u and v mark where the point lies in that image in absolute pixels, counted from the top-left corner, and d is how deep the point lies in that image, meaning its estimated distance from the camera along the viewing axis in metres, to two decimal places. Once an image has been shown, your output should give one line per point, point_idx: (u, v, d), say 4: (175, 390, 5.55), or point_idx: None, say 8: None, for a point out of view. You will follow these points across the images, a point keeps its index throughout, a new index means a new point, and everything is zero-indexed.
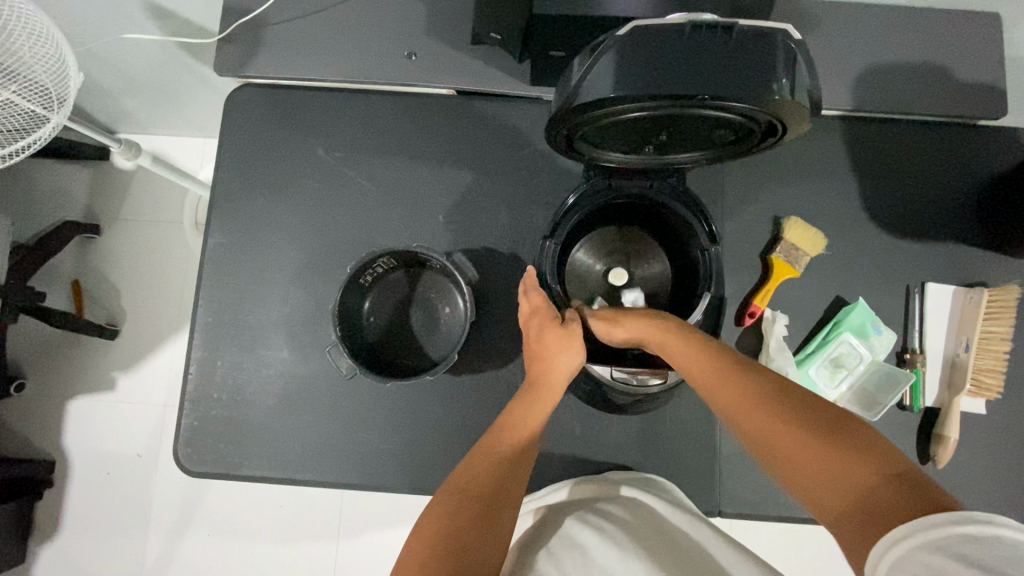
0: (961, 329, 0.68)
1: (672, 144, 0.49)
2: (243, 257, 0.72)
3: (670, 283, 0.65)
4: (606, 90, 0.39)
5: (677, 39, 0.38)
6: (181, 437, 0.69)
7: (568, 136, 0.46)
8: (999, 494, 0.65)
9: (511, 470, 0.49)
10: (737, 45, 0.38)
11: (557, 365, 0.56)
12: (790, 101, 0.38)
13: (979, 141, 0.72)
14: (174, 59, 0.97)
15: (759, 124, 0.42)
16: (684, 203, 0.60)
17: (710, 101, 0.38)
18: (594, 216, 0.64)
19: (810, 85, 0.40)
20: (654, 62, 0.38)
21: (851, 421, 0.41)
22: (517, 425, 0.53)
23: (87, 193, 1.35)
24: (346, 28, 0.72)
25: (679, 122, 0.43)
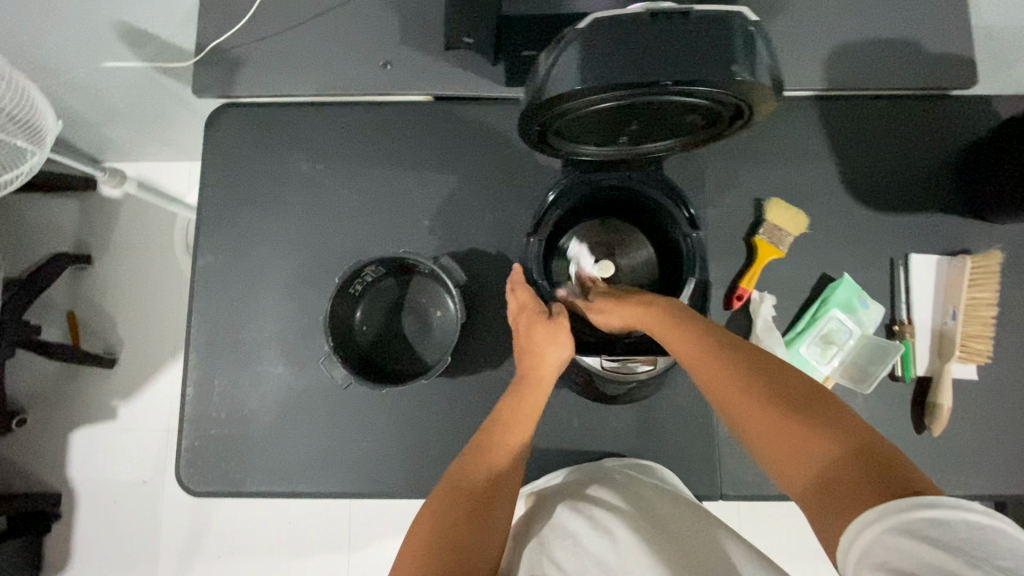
0: (947, 297, 0.69)
1: (645, 133, 0.49)
2: (232, 275, 0.73)
3: (657, 270, 0.64)
4: (572, 82, 0.39)
5: (640, 26, 0.38)
6: (183, 458, 0.69)
7: (542, 130, 0.47)
8: (995, 456, 0.66)
9: (506, 466, 0.50)
10: (698, 29, 0.38)
11: (546, 360, 0.56)
12: (754, 81, 0.39)
13: (953, 111, 0.73)
14: (154, 85, 0.97)
15: (727, 107, 0.43)
16: (663, 191, 0.60)
17: (675, 85, 0.38)
18: (576, 210, 0.65)
19: (772, 65, 0.41)
20: (618, 52, 0.38)
21: (821, 399, 0.42)
22: (510, 422, 0.54)
23: (76, 223, 1.35)
24: (320, 42, 0.73)
25: (649, 109, 0.44)
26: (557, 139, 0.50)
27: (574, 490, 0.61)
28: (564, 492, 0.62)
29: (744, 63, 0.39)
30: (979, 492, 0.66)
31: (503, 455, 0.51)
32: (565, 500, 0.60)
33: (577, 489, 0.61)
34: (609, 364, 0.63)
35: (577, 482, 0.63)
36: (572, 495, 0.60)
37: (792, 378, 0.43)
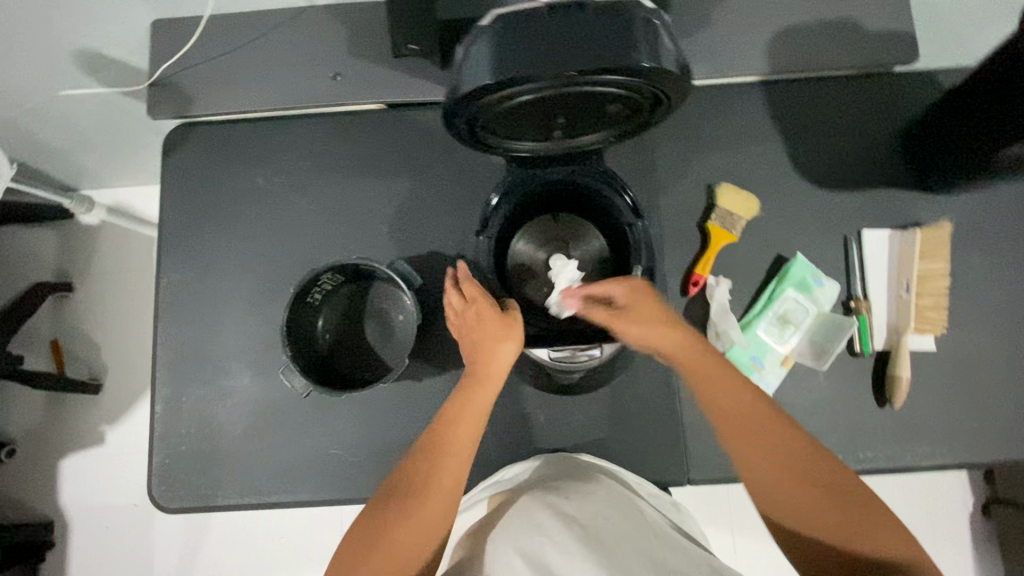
0: (900, 271, 0.69)
1: (574, 125, 0.50)
2: (196, 292, 0.74)
3: (610, 259, 0.65)
4: (483, 77, 0.40)
5: (544, 20, 0.39)
6: (155, 476, 0.70)
7: (469, 128, 0.47)
8: (957, 425, 0.67)
9: (446, 463, 0.53)
10: (600, 20, 0.39)
11: (495, 363, 0.57)
12: (659, 68, 0.40)
13: (897, 87, 0.74)
14: (117, 110, 0.98)
15: (644, 95, 0.44)
16: (606, 183, 0.61)
17: (582, 75, 0.39)
18: (524, 206, 0.65)
19: (679, 51, 0.42)
20: (525, 46, 0.39)
21: (845, 479, 0.52)
22: (453, 425, 0.55)
23: (56, 252, 1.36)
24: (269, 58, 0.74)
25: (568, 101, 0.44)
26: (489, 135, 0.51)
27: (546, 480, 0.62)
28: (537, 480, 0.63)
29: (651, 51, 0.40)
30: (943, 462, 0.66)
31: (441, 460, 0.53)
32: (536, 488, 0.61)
33: (549, 478, 0.62)
34: (556, 356, 0.63)
35: (553, 471, 0.64)
36: (543, 483, 0.61)
37: (823, 459, 0.52)
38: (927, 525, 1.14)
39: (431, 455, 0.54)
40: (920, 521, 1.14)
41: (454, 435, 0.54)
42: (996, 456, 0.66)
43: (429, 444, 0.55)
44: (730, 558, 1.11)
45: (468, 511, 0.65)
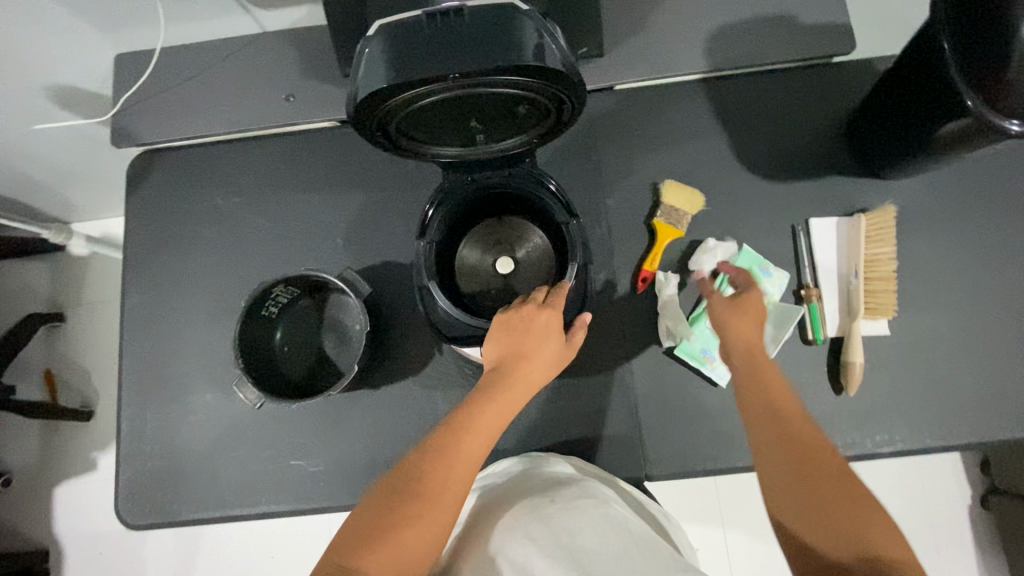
0: (849, 257, 0.70)
1: (490, 127, 0.54)
2: (159, 311, 0.76)
3: (553, 256, 0.67)
4: (381, 80, 0.45)
5: (433, 29, 0.44)
6: (121, 493, 0.71)
7: (386, 133, 0.52)
8: (913, 409, 0.66)
9: (457, 468, 0.50)
10: (484, 28, 0.44)
11: (535, 368, 0.56)
12: (542, 66, 0.44)
13: (837, 78, 0.75)
14: (93, 141, 1.02)
15: (539, 93, 0.48)
16: (541, 184, 0.63)
17: (469, 76, 0.44)
18: (466, 212, 0.67)
19: (567, 54, 0.46)
20: (416, 53, 0.44)
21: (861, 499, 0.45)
22: (472, 428, 0.52)
23: (48, 284, 1.40)
24: (225, 83, 0.77)
25: (473, 104, 0.49)
26: (411, 141, 0.55)
27: (539, 489, 0.58)
28: (521, 492, 0.59)
29: (533, 50, 0.45)
30: (903, 448, 0.66)
31: (455, 469, 0.50)
32: (517, 503, 0.57)
33: (542, 490, 0.58)
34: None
35: (541, 479, 0.61)
36: (534, 495, 0.57)
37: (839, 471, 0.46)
38: (925, 518, 1.10)
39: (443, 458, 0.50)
40: (918, 513, 1.10)
41: (474, 442, 0.52)
42: (955, 438, 0.66)
43: (445, 446, 0.51)
44: (718, 558, 1.09)
45: None
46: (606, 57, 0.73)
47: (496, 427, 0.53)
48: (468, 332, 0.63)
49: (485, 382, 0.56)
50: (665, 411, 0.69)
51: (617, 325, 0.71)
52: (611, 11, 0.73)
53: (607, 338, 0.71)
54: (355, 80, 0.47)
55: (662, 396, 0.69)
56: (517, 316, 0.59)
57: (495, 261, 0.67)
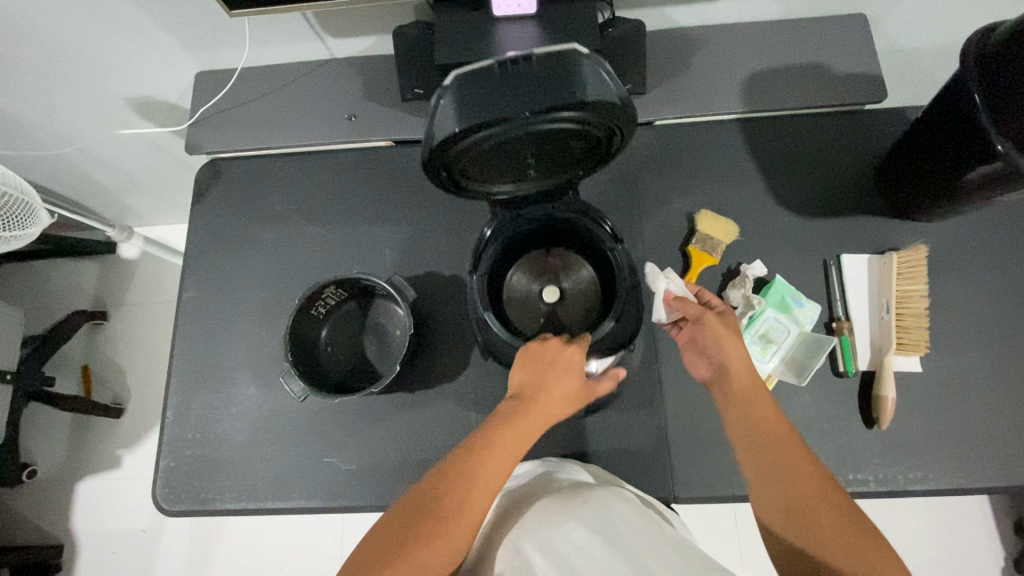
0: (881, 293, 0.71)
1: (542, 164, 0.60)
2: (212, 306, 0.80)
3: (599, 290, 0.71)
4: (453, 128, 0.51)
5: (502, 76, 0.50)
6: (159, 478, 0.73)
7: (450, 174, 0.57)
8: (944, 446, 0.67)
9: (477, 489, 0.53)
10: (550, 74, 0.50)
11: (554, 404, 0.60)
12: (604, 102, 0.50)
13: (870, 124, 0.78)
14: (159, 148, 1.10)
15: (596, 129, 0.53)
16: (588, 217, 0.68)
17: (540, 115, 0.49)
18: (517, 241, 0.71)
19: (621, 89, 0.52)
20: (488, 98, 0.50)
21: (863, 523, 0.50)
22: (493, 454, 0.55)
23: (95, 283, 1.47)
24: (292, 102, 0.84)
25: (533, 142, 0.54)
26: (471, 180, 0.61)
27: (567, 490, 0.60)
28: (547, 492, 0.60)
29: (590, 92, 0.50)
30: (936, 486, 0.66)
31: (476, 492, 0.52)
32: (540, 502, 0.58)
33: (570, 490, 0.59)
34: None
35: (565, 482, 0.62)
36: (564, 494, 0.58)
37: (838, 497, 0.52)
38: None
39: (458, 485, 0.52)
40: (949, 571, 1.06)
41: (489, 468, 0.54)
42: (988, 478, 0.65)
43: (468, 470, 0.54)
44: None
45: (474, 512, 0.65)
46: (648, 95, 0.78)
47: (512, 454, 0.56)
48: None
49: (506, 408, 0.59)
50: (694, 432, 0.70)
51: (649, 345, 0.73)
52: (654, 54, 0.78)
53: (639, 358, 0.72)
54: (429, 129, 0.52)
55: (691, 418, 0.70)
56: (541, 351, 0.62)
57: (542, 289, 0.71)
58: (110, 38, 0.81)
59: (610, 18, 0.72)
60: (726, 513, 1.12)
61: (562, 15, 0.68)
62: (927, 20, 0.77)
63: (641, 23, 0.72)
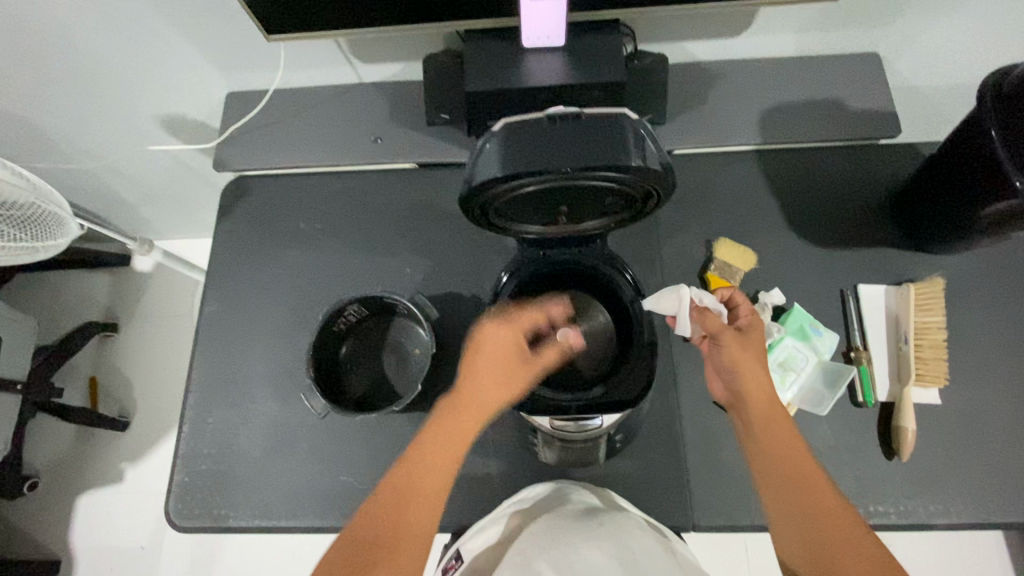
0: (899, 323, 0.72)
1: (576, 212, 0.62)
2: (232, 321, 0.81)
3: (616, 335, 0.67)
4: (495, 171, 0.53)
5: (549, 131, 0.54)
6: (173, 493, 0.73)
7: (484, 212, 0.59)
8: (964, 479, 0.67)
9: (413, 508, 0.54)
10: (599, 135, 0.53)
11: (487, 397, 0.59)
12: (647, 167, 0.52)
13: (884, 159, 0.80)
14: (182, 165, 1.12)
15: (636, 190, 0.56)
16: (610, 265, 0.67)
17: (585, 172, 0.52)
18: (536, 280, 0.68)
19: (665, 157, 0.54)
20: (533, 150, 0.53)
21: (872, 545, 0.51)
22: (427, 467, 0.56)
23: (108, 295, 1.47)
24: (319, 123, 0.86)
25: (571, 194, 0.57)
26: (502, 219, 0.63)
27: (584, 513, 0.59)
28: (563, 513, 0.60)
29: (636, 157, 0.53)
30: (957, 519, 0.65)
31: (412, 511, 0.54)
32: (555, 521, 0.58)
33: (586, 513, 0.59)
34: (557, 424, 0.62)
35: (580, 504, 0.62)
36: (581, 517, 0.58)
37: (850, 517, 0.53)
38: None
39: (402, 505, 0.54)
40: None
41: (425, 485, 0.55)
42: (1009, 511, 0.65)
43: (405, 490, 0.55)
44: None
45: (487, 530, 0.64)
46: (668, 125, 0.80)
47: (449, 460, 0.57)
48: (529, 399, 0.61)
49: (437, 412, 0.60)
50: (713, 459, 0.70)
51: (668, 370, 0.73)
52: (673, 87, 0.81)
53: (658, 383, 0.72)
54: (472, 168, 0.55)
55: (710, 444, 0.70)
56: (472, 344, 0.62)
57: None
58: (147, 57, 0.83)
59: (633, 51, 0.75)
60: (737, 546, 1.10)
61: (587, 48, 0.71)
62: (937, 60, 0.80)
63: (663, 57, 0.75)
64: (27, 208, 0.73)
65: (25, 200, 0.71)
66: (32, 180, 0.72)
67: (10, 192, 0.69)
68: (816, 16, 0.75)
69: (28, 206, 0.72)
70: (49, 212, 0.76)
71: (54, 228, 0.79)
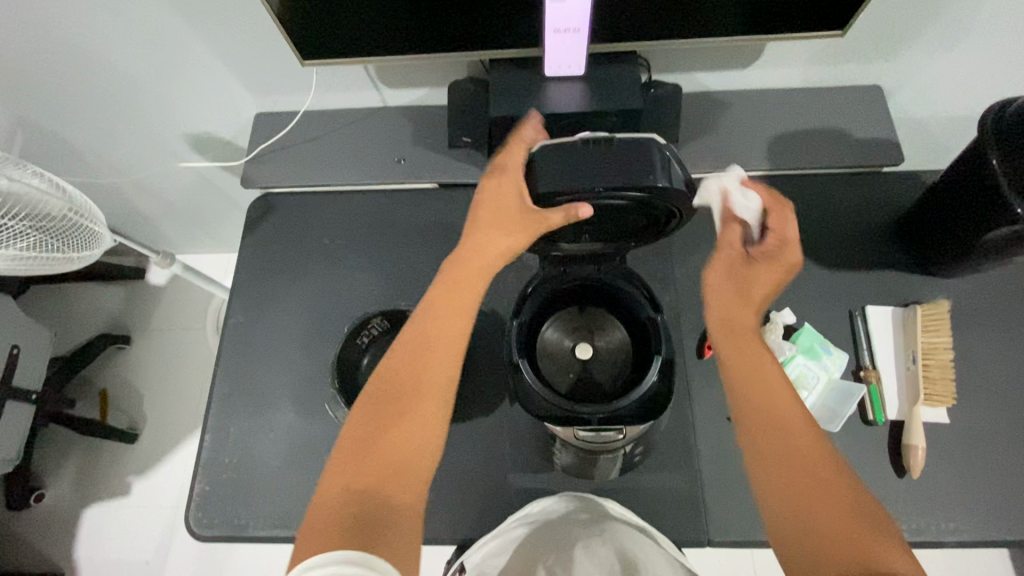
0: (906, 344, 0.74)
1: (607, 228, 0.67)
2: (255, 333, 0.83)
3: (631, 350, 0.70)
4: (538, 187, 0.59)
5: (584, 151, 0.59)
6: (193, 502, 0.74)
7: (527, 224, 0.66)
8: (973, 497, 0.68)
9: (431, 363, 0.55)
10: (629, 156, 0.58)
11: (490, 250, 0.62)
12: (672, 189, 0.57)
13: (888, 186, 0.84)
14: (205, 183, 1.15)
15: (663, 209, 0.60)
16: (630, 282, 0.70)
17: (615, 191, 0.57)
18: (557, 298, 0.72)
19: (690, 177, 0.58)
20: (570, 169, 0.59)
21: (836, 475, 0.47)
22: (440, 323, 0.58)
23: (122, 307, 1.49)
24: (345, 144, 0.89)
25: (604, 211, 0.62)
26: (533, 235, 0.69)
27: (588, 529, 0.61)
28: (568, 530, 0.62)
29: (663, 177, 0.57)
30: (968, 538, 0.67)
31: (431, 365, 0.55)
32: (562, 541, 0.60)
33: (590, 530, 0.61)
34: (581, 434, 0.63)
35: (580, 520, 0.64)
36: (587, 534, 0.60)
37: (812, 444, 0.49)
38: None
39: (424, 363, 0.55)
40: None
41: (440, 340, 0.56)
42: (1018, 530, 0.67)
43: (419, 348, 0.56)
44: None
45: (490, 540, 0.65)
46: (681, 150, 0.83)
47: (466, 315, 0.59)
48: (553, 410, 0.64)
49: (446, 275, 0.62)
50: (728, 475, 0.71)
51: (683, 386, 0.75)
52: (686, 115, 0.84)
53: (673, 398, 0.74)
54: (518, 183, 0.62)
55: (725, 460, 0.72)
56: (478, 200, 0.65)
57: (575, 345, 0.70)
58: (182, 78, 0.87)
59: (650, 81, 0.79)
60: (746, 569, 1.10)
61: (606, 78, 0.75)
62: (937, 93, 0.84)
63: (678, 86, 0.78)
64: (61, 219, 0.75)
65: (60, 211, 0.74)
66: (70, 193, 0.76)
67: (42, 203, 0.72)
68: (823, 51, 0.79)
69: (66, 216, 0.75)
70: (88, 223, 0.79)
71: (98, 238, 0.82)
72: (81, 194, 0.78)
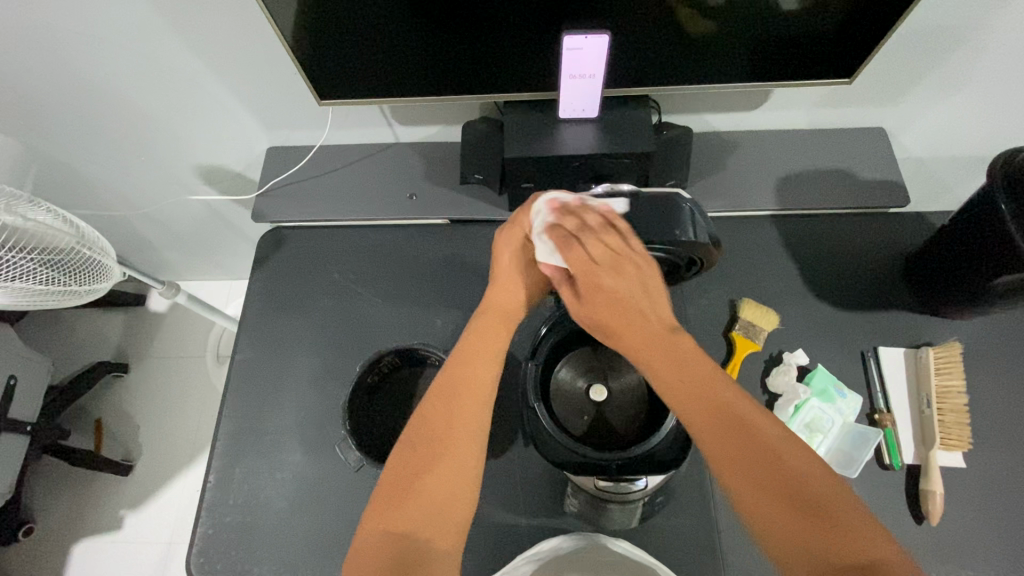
0: (920, 386, 0.74)
1: None
2: (263, 369, 0.82)
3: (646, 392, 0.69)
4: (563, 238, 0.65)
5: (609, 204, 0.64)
6: (196, 546, 0.72)
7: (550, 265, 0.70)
8: (991, 544, 0.68)
9: (462, 407, 0.56)
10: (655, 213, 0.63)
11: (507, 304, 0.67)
12: (694, 242, 0.61)
13: (896, 226, 0.84)
14: (213, 214, 1.16)
15: (683, 258, 0.65)
16: None
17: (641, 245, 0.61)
18: (571, 338, 0.71)
19: (712, 230, 0.62)
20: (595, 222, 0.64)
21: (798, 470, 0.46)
22: (469, 368, 0.60)
23: (121, 335, 1.47)
24: (356, 179, 0.90)
25: None
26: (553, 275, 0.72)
27: None
28: None
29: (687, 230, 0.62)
30: None
31: (463, 409, 0.56)
32: None
33: None
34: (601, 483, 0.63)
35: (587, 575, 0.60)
36: None
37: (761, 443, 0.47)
38: None
39: (455, 408, 0.56)
40: None
41: (470, 384, 0.58)
42: None
43: (449, 391, 0.57)
44: None
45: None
46: (691, 189, 0.84)
47: (492, 359, 0.61)
48: (572, 456, 0.63)
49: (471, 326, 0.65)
50: None
51: None
52: (695, 155, 0.86)
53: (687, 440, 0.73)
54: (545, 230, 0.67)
55: None
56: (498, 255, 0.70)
57: (589, 387, 0.70)
58: (197, 113, 0.88)
59: (660, 122, 0.80)
60: None
61: (618, 121, 0.76)
62: (939, 135, 0.86)
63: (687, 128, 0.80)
64: (73, 252, 0.74)
65: (70, 245, 0.73)
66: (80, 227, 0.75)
67: (50, 236, 0.71)
68: (828, 96, 0.81)
69: (79, 249, 0.74)
70: (102, 256, 0.77)
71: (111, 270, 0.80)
72: (92, 228, 0.77)
